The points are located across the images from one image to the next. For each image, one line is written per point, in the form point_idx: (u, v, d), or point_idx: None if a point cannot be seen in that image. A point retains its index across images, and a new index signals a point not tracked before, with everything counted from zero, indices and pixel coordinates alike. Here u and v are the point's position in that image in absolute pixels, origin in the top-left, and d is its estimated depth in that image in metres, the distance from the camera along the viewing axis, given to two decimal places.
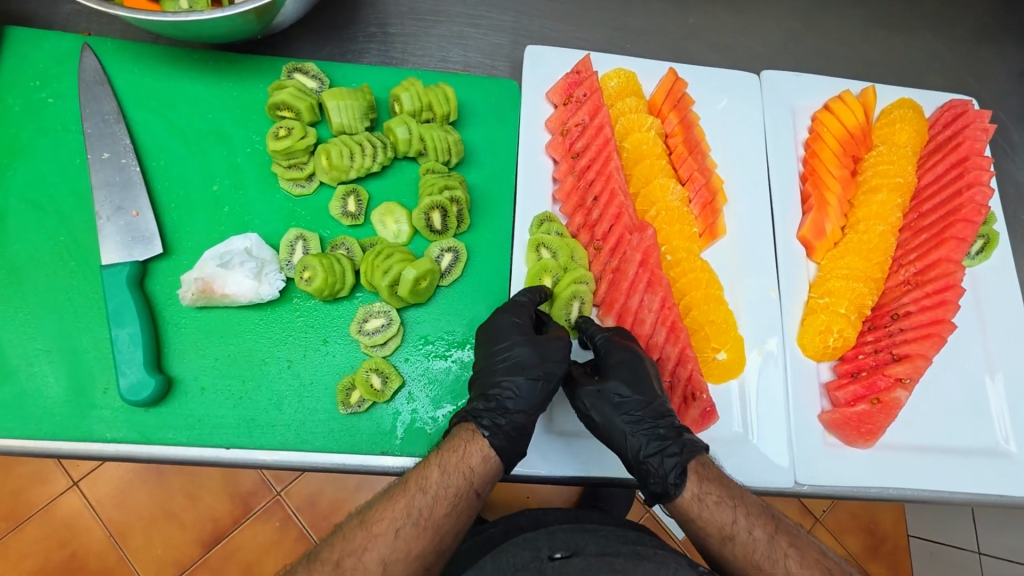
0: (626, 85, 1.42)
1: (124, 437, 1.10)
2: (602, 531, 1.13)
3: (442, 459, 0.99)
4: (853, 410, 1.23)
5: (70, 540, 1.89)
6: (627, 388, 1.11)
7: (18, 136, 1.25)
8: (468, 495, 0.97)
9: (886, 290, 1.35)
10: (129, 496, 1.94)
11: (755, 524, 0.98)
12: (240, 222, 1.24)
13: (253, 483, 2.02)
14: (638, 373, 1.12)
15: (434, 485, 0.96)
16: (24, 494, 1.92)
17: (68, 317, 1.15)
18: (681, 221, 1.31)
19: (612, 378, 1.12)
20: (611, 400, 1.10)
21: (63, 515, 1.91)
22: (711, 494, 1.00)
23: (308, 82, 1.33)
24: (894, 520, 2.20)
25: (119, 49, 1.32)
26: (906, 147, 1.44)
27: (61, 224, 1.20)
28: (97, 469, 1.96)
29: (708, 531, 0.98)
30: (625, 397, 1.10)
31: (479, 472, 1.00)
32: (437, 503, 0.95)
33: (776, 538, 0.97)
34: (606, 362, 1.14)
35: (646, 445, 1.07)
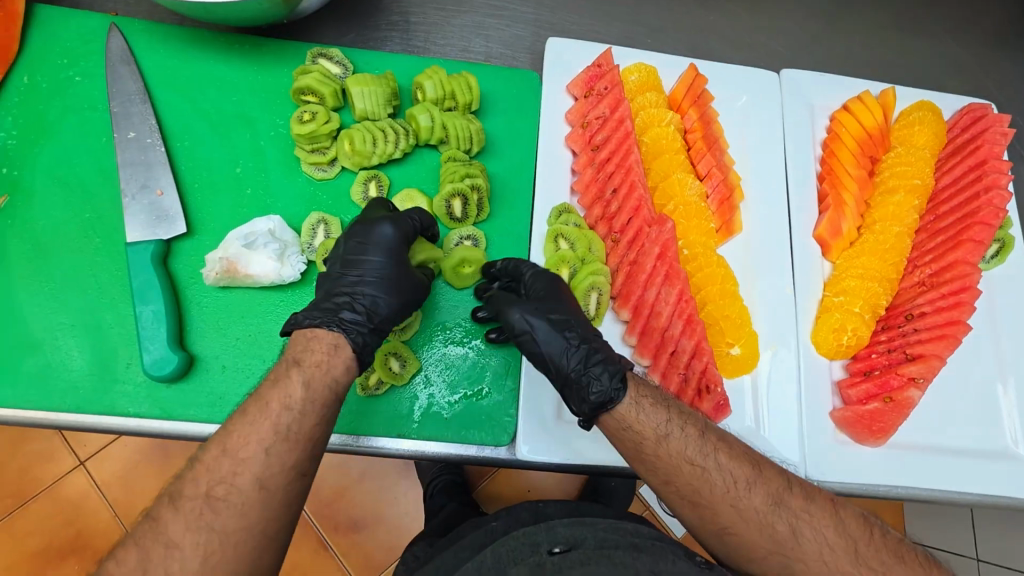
0: (647, 80, 1.42)
1: (146, 412, 1.12)
2: (602, 524, 1.08)
3: (305, 373, 0.95)
4: (866, 408, 1.24)
5: (78, 517, 1.91)
6: (561, 313, 1.10)
7: (43, 114, 1.26)
8: (331, 391, 0.96)
9: (900, 291, 1.36)
10: (136, 477, 1.96)
11: (817, 526, 0.92)
12: (262, 204, 1.26)
13: None
14: (561, 298, 1.13)
15: (301, 402, 0.92)
16: (33, 472, 1.94)
17: (90, 293, 1.16)
18: (698, 216, 1.32)
19: (539, 307, 1.10)
20: (540, 322, 1.08)
21: (70, 493, 1.93)
22: (771, 487, 0.95)
23: (331, 68, 1.33)
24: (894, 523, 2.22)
25: (145, 30, 1.33)
26: (923, 149, 1.45)
27: (85, 202, 1.22)
28: (107, 448, 1.98)
29: (753, 514, 0.93)
30: (545, 324, 1.08)
31: (342, 379, 0.99)
32: (307, 413, 0.92)
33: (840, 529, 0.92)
34: (539, 292, 1.13)
35: (597, 382, 1.02)
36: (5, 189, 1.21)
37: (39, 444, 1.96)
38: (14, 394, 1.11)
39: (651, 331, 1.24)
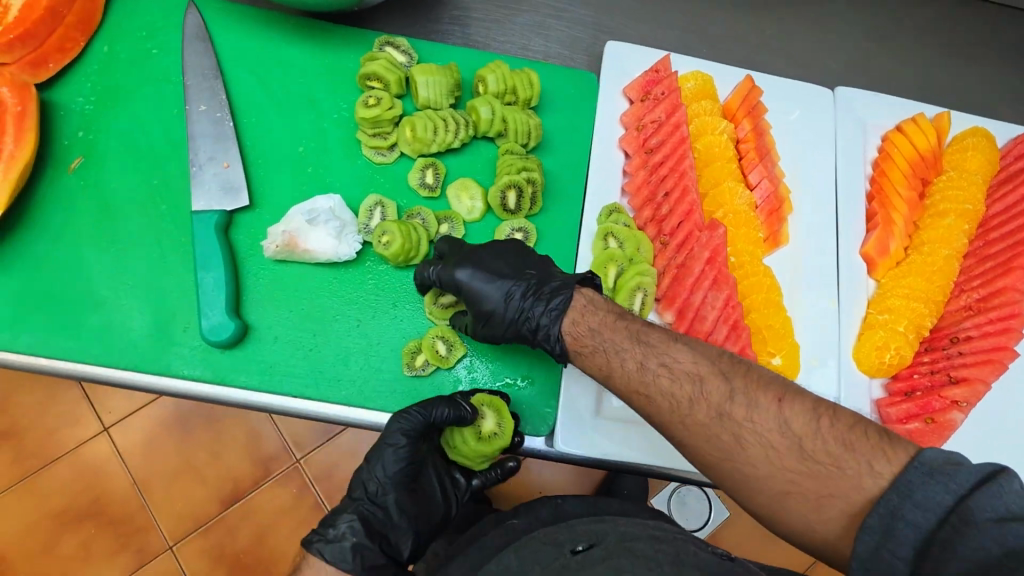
0: (703, 88, 1.44)
1: (201, 376, 1.16)
2: (622, 520, 1.11)
3: None
4: (906, 428, 1.25)
5: (99, 483, 1.96)
6: (400, 425, 1.11)
7: (120, 82, 1.30)
8: None
9: (945, 314, 1.35)
10: (155, 448, 2.01)
11: (794, 417, 0.86)
12: (322, 183, 1.29)
13: (274, 448, 2.06)
14: (389, 418, 1.13)
15: None
16: (57, 435, 2.00)
17: (155, 257, 1.20)
18: (747, 225, 1.33)
19: (376, 454, 1.15)
20: (370, 492, 1.16)
21: (91, 458, 1.99)
22: (761, 403, 0.90)
23: (398, 56, 1.36)
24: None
25: (220, 8, 1.37)
26: (976, 174, 1.45)
27: (154, 170, 1.26)
28: (131, 415, 2.03)
29: (736, 449, 0.88)
30: (382, 470, 1.15)
31: None
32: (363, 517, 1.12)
33: (818, 412, 0.86)
34: (376, 445, 1.15)
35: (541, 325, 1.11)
36: (79, 152, 1.25)
37: (70, 407, 2.02)
38: (78, 348, 1.15)
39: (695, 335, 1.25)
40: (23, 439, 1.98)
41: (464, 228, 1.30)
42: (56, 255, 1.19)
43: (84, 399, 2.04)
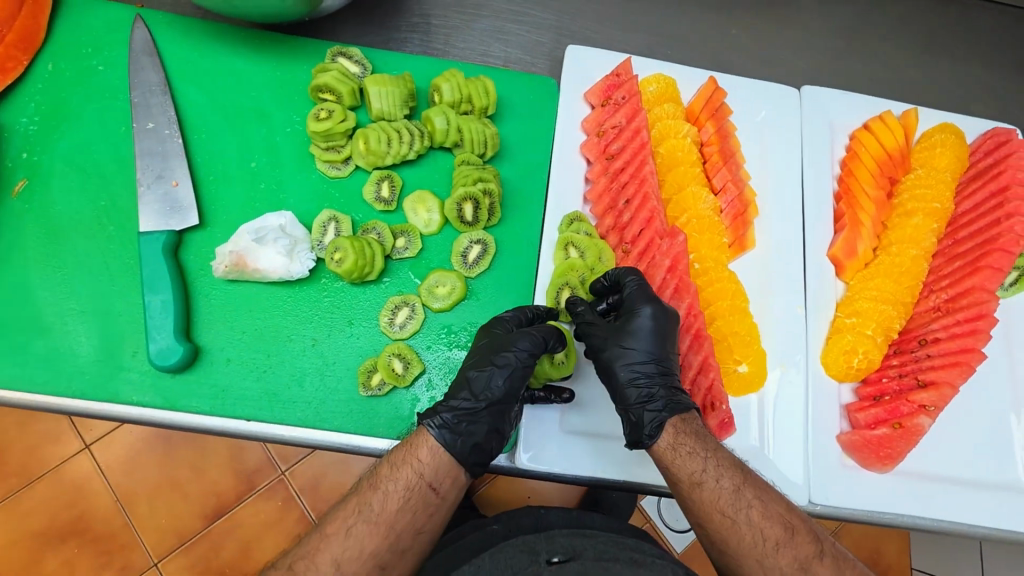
0: (665, 91, 1.41)
1: (150, 401, 1.12)
2: (601, 537, 1.07)
3: (391, 458, 0.99)
4: (873, 433, 1.22)
5: (78, 499, 1.93)
6: (528, 343, 1.09)
7: (66, 101, 1.27)
8: (420, 487, 0.96)
9: (914, 315, 1.34)
10: (138, 464, 1.97)
11: (723, 474, 0.99)
12: (275, 199, 1.26)
13: (258, 460, 2.04)
14: (497, 344, 1.11)
15: (384, 482, 0.96)
16: (37, 453, 1.96)
17: (103, 279, 1.18)
18: (712, 230, 1.31)
19: (482, 372, 1.08)
20: (454, 405, 1.05)
21: (72, 475, 1.95)
22: (686, 445, 1.03)
23: (351, 67, 1.34)
24: (898, 552, 2.12)
25: (168, 22, 1.35)
26: (945, 172, 1.43)
27: (101, 190, 1.23)
28: (110, 434, 2.00)
29: (676, 477, 1.01)
30: (492, 381, 1.08)
31: (444, 482, 0.98)
32: (388, 497, 0.94)
33: (742, 489, 0.98)
34: (460, 376, 1.10)
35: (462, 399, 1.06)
36: (24, 174, 1.22)
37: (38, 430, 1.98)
38: (23, 374, 1.12)
39: None
40: None
41: (422, 241, 1.26)
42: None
43: (64, 418, 2.00)
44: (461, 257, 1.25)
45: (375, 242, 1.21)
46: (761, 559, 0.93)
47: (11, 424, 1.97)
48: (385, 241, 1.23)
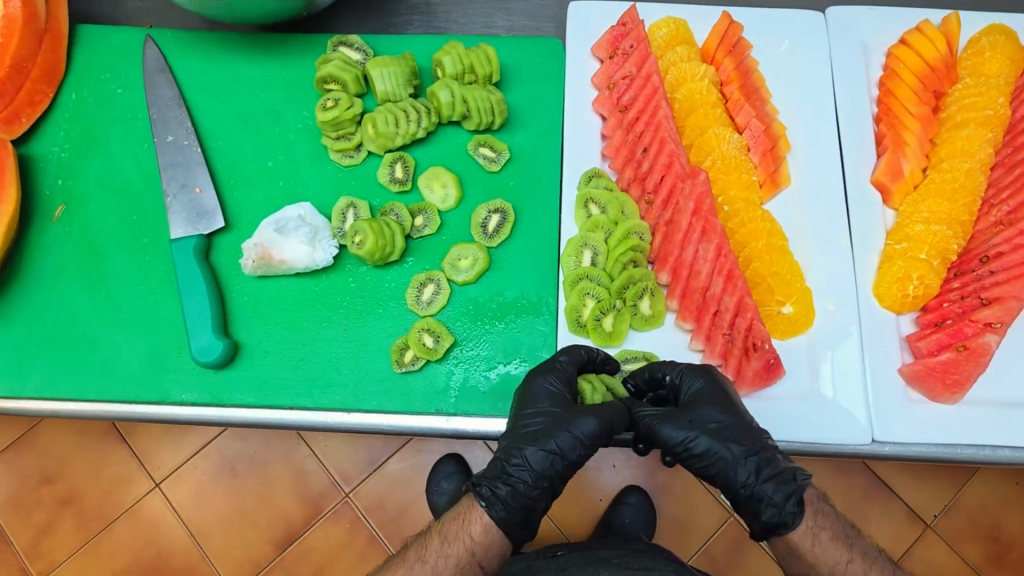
0: (677, 34, 1.34)
1: (197, 399, 1.16)
2: (614, 560, 1.32)
3: (444, 530, 1.05)
4: (936, 359, 1.13)
5: (157, 537, 2.00)
6: (594, 424, 1.03)
7: (92, 125, 1.33)
8: (469, 565, 1.03)
9: (975, 234, 1.23)
10: (207, 496, 2.04)
11: (855, 573, 1.01)
12: (295, 194, 1.28)
13: (323, 485, 2.04)
14: (560, 422, 1.05)
15: (433, 555, 1.04)
16: (113, 495, 2.04)
17: (143, 290, 1.22)
18: (738, 169, 1.24)
19: (542, 450, 1.04)
20: (512, 483, 1.04)
21: (147, 515, 2.02)
22: (826, 530, 1.02)
23: (352, 54, 1.34)
24: (1022, 527, 1.92)
25: (176, 38, 1.38)
26: (997, 77, 1.29)
27: (132, 206, 1.28)
28: (179, 469, 2.06)
29: (816, 569, 1.01)
30: (552, 462, 1.04)
31: (488, 558, 1.04)
32: (437, 573, 1.03)
33: (871, 575, 1.01)
34: (511, 444, 1.06)
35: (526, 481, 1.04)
36: (61, 199, 1.29)
37: (111, 447, 2.08)
38: (81, 385, 1.18)
39: (691, 293, 1.17)
40: (81, 504, 2.03)
41: (441, 217, 1.25)
42: (51, 302, 1.23)
43: (133, 459, 2.07)
44: (481, 228, 1.24)
45: (393, 224, 1.21)
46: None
47: (86, 444, 2.09)
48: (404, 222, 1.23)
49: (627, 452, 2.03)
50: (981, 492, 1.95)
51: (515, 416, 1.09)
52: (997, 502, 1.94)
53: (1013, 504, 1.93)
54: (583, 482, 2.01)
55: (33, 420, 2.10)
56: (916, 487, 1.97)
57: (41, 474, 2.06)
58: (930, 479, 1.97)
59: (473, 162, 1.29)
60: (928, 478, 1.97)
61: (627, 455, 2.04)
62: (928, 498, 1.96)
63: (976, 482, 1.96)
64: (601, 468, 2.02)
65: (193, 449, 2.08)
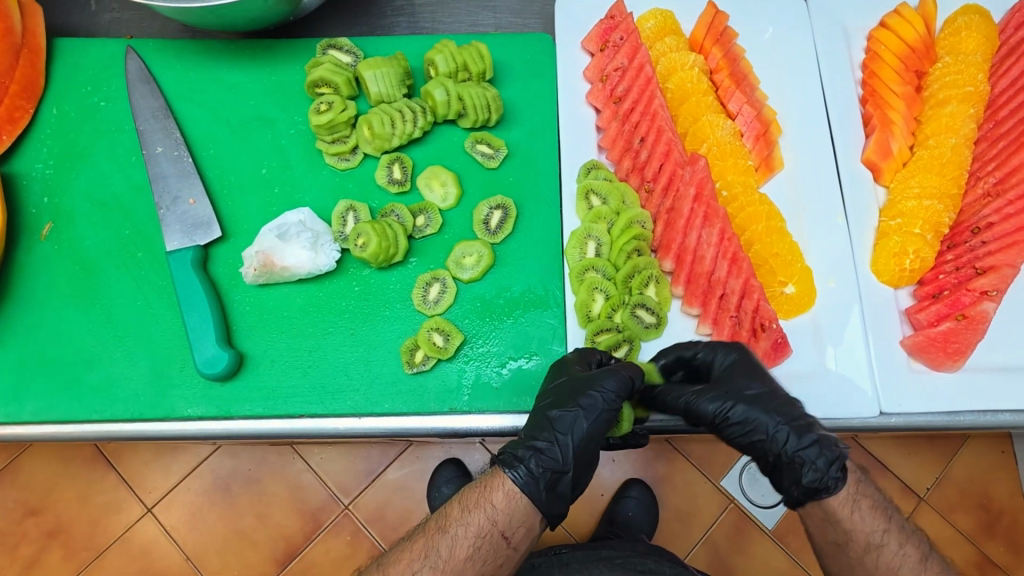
0: (664, 25, 1.35)
1: (204, 412, 1.14)
2: (616, 560, 1.32)
3: (465, 499, 1.03)
4: (937, 329, 1.16)
5: (150, 565, 1.94)
6: (615, 382, 1.02)
7: (75, 140, 1.30)
8: (490, 535, 0.99)
9: (964, 206, 1.27)
10: (201, 517, 1.98)
11: (838, 476, 0.99)
12: (291, 200, 1.26)
13: (321, 499, 2.01)
14: (582, 384, 1.03)
15: (453, 524, 1.01)
16: (102, 523, 1.98)
17: (140, 305, 1.19)
18: (734, 155, 1.26)
19: (568, 414, 1.02)
20: (535, 447, 1.02)
21: (139, 542, 1.96)
22: (817, 469, 0.97)
23: (341, 57, 1.33)
24: (1011, 494, 1.97)
25: (159, 48, 1.36)
26: (974, 55, 1.33)
27: (123, 219, 1.25)
28: (171, 492, 2.01)
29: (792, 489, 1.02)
30: (575, 425, 1.02)
31: (510, 528, 1.00)
32: (457, 544, 0.99)
33: (856, 497, 0.99)
34: (539, 415, 1.05)
35: (542, 444, 1.02)
36: (49, 217, 1.25)
37: (100, 474, 2.02)
38: (80, 406, 1.15)
39: (697, 278, 1.19)
40: (70, 534, 1.97)
41: (442, 216, 1.25)
42: (44, 324, 1.19)
43: (121, 485, 2.01)
44: (483, 225, 1.23)
45: (396, 225, 1.20)
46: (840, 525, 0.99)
47: (75, 472, 2.02)
48: (408, 222, 1.22)
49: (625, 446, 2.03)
50: (969, 463, 2.00)
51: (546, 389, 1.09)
52: (985, 471, 1.99)
53: (1000, 471, 1.99)
54: None
55: (14, 451, 2.03)
56: (908, 462, 2.01)
57: (26, 507, 1.99)
58: (921, 452, 2.02)
59: (471, 160, 1.29)
60: (918, 451, 2.02)
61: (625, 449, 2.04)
62: (919, 472, 2.00)
63: (963, 453, 2.01)
64: (600, 464, 2.02)
65: (183, 470, 2.03)
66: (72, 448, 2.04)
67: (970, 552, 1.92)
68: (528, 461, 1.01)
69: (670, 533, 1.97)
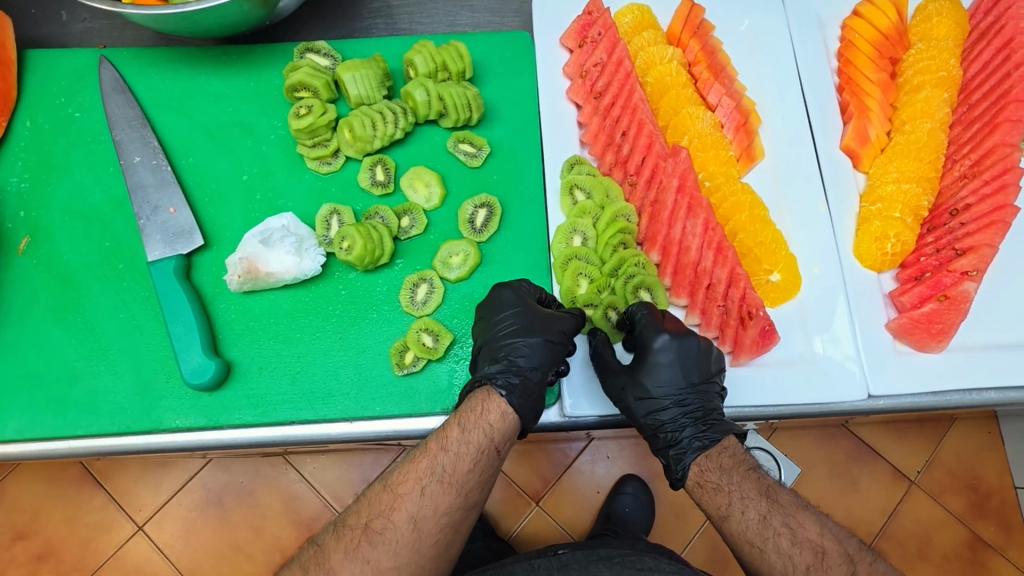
0: (641, 19, 1.36)
1: (193, 423, 1.12)
2: (618, 558, 1.28)
3: (460, 420, 1.02)
4: (920, 311, 1.17)
5: None
6: (571, 325, 1.09)
7: (50, 153, 1.28)
8: (488, 451, 1.01)
9: (942, 189, 1.29)
10: (195, 533, 1.95)
11: (749, 505, 1.01)
12: (273, 206, 1.25)
13: (316, 509, 1.99)
14: (545, 314, 1.09)
15: (454, 443, 1.00)
16: (92, 543, 1.94)
17: (123, 316, 1.18)
18: (716, 146, 1.26)
19: (534, 341, 1.07)
20: (519, 374, 1.06)
21: (131, 561, 1.92)
22: (711, 480, 1.05)
23: (319, 61, 1.32)
24: (998, 473, 2.00)
25: (134, 56, 1.34)
26: (946, 40, 1.36)
27: (103, 231, 1.23)
28: (161, 509, 1.97)
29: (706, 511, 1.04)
30: (549, 350, 1.08)
31: (504, 445, 1.03)
32: (460, 460, 0.99)
33: (769, 518, 1.00)
34: (507, 344, 1.08)
35: (521, 372, 1.06)
36: (26, 232, 1.23)
37: (87, 493, 1.98)
38: (66, 422, 1.13)
39: (683, 268, 1.20)
40: (61, 557, 1.93)
41: (427, 217, 1.25)
42: (26, 340, 1.17)
43: (111, 504, 1.97)
44: (468, 224, 1.23)
45: (381, 225, 1.20)
46: (761, 553, 0.98)
47: (63, 492, 1.99)
48: (393, 224, 1.21)
49: (619, 442, 2.04)
50: (957, 444, 2.03)
51: (489, 324, 1.11)
52: (972, 451, 2.02)
53: (986, 451, 2.02)
54: (577, 476, 2.02)
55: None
56: (897, 446, 2.03)
57: (14, 530, 1.95)
58: (910, 436, 2.04)
59: (454, 159, 1.28)
60: (908, 435, 2.04)
61: (620, 445, 2.04)
62: (909, 455, 2.02)
63: (952, 435, 2.03)
64: (595, 461, 2.03)
65: (175, 486, 2.00)
66: (59, 468, 2.01)
67: (961, 532, 1.95)
68: (513, 386, 1.04)
69: (668, 527, 1.98)
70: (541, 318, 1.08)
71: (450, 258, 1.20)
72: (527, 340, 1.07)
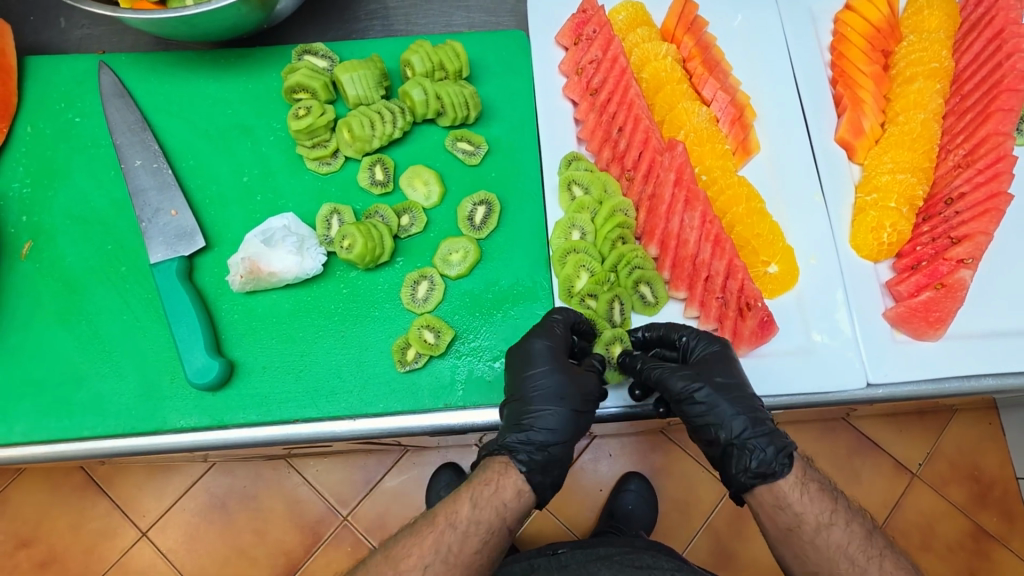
0: (636, 16, 1.37)
1: (197, 423, 1.13)
2: (616, 557, 1.28)
3: (473, 495, 1.01)
4: (918, 299, 1.18)
5: None
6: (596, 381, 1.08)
7: (52, 159, 1.29)
8: (498, 530, 1.00)
9: (937, 179, 1.30)
10: (199, 538, 1.96)
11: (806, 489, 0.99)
12: (274, 207, 1.26)
13: (320, 511, 1.99)
14: (569, 371, 1.06)
15: (464, 520, 1.00)
16: (96, 550, 1.94)
17: (127, 319, 1.19)
18: (712, 140, 1.27)
19: (551, 405, 1.04)
20: (544, 443, 1.04)
21: (135, 567, 1.92)
22: (769, 457, 1.01)
23: (317, 62, 1.33)
24: (1000, 464, 2.01)
25: (133, 61, 1.35)
26: (937, 32, 1.37)
27: (105, 235, 1.24)
28: (164, 514, 1.97)
29: (760, 490, 1.00)
30: (575, 417, 1.06)
31: (514, 523, 1.02)
32: (468, 539, 0.99)
33: (825, 501, 0.99)
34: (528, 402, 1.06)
35: (543, 432, 1.04)
36: (28, 236, 1.24)
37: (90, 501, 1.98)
38: (71, 424, 1.13)
39: (681, 262, 1.20)
40: (65, 564, 1.93)
41: (426, 215, 1.26)
42: (29, 344, 1.18)
43: (114, 510, 1.98)
44: (468, 221, 1.24)
45: (380, 223, 1.21)
46: (815, 532, 0.97)
47: (66, 500, 1.99)
48: (394, 222, 1.23)
49: (621, 440, 2.05)
50: (958, 435, 2.04)
51: (517, 377, 1.08)
52: (973, 441, 2.03)
53: (987, 442, 2.03)
54: (581, 474, 2.02)
55: (3, 483, 2.00)
56: (898, 439, 2.04)
57: (19, 538, 1.95)
58: (910, 428, 2.05)
59: (453, 157, 1.29)
60: (908, 427, 2.05)
61: (622, 443, 2.05)
62: (910, 448, 2.03)
63: (952, 427, 2.04)
64: (598, 459, 2.04)
65: (177, 491, 2.00)
66: (62, 475, 2.01)
67: (964, 523, 1.96)
68: (535, 454, 1.04)
69: (671, 524, 1.99)
70: (571, 383, 1.06)
71: (449, 255, 1.21)
72: (552, 408, 1.04)
